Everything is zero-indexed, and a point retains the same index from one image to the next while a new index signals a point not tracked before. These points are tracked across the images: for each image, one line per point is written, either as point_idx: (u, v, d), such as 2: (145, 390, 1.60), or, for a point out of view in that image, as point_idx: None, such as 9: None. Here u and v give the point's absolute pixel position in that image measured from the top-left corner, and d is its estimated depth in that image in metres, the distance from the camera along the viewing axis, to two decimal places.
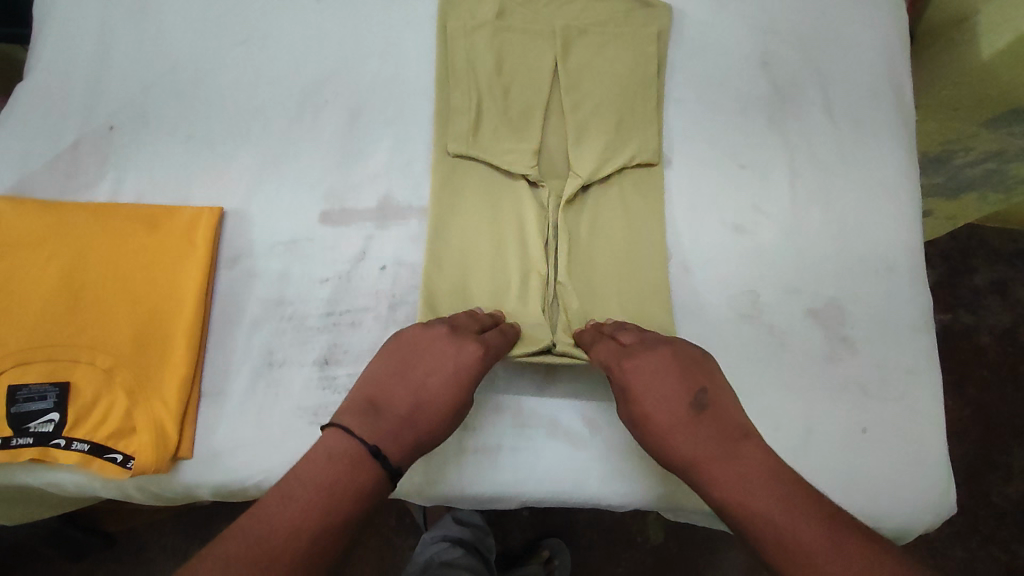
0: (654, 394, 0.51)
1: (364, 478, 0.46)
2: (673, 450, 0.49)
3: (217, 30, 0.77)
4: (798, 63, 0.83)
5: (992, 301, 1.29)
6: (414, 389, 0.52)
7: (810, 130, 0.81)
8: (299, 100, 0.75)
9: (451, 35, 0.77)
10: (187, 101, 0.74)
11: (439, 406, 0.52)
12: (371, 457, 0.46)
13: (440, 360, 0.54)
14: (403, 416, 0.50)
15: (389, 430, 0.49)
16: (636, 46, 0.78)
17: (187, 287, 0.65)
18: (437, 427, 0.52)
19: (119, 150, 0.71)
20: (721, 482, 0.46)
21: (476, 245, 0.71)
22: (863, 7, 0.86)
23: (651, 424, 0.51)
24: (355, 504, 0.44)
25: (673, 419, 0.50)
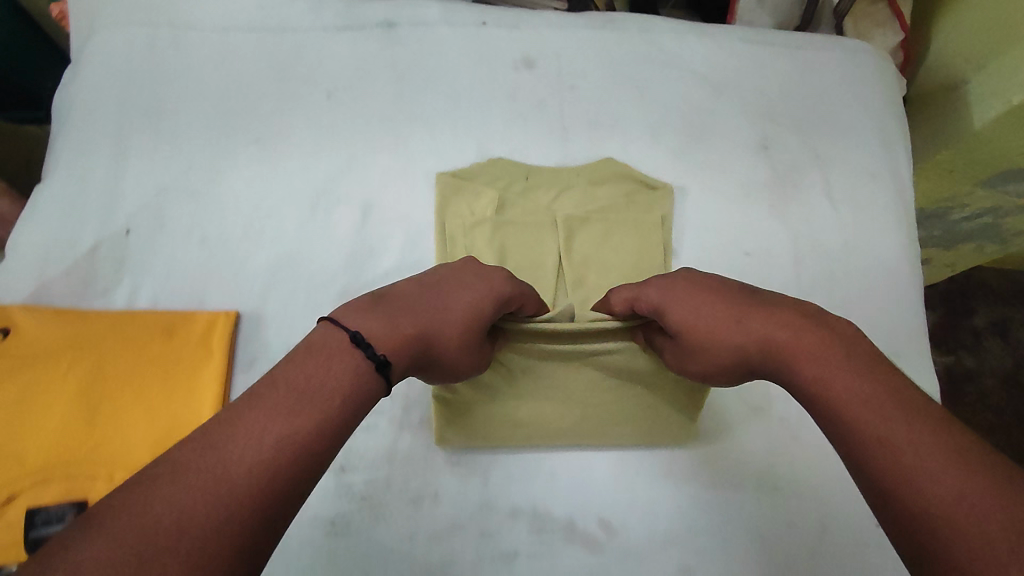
0: (703, 302, 0.56)
1: (348, 359, 0.46)
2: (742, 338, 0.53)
3: (230, 128, 0.78)
4: (800, 146, 0.85)
5: (993, 343, 1.32)
6: (432, 301, 0.55)
7: (812, 214, 0.82)
8: (312, 199, 0.76)
9: (450, 235, 0.75)
10: (201, 201, 0.75)
11: (451, 321, 0.55)
12: (353, 346, 0.46)
13: (461, 283, 0.57)
14: (411, 312, 0.53)
15: (392, 316, 0.51)
16: (640, 234, 0.78)
17: (204, 395, 0.66)
18: (443, 332, 0.54)
19: (136, 254, 0.72)
20: (796, 353, 0.50)
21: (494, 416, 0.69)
22: (858, 90, 0.88)
23: (703, 329, 0.55)
24: (333, 399, 0.43)
25: (727, 313, 0.55)
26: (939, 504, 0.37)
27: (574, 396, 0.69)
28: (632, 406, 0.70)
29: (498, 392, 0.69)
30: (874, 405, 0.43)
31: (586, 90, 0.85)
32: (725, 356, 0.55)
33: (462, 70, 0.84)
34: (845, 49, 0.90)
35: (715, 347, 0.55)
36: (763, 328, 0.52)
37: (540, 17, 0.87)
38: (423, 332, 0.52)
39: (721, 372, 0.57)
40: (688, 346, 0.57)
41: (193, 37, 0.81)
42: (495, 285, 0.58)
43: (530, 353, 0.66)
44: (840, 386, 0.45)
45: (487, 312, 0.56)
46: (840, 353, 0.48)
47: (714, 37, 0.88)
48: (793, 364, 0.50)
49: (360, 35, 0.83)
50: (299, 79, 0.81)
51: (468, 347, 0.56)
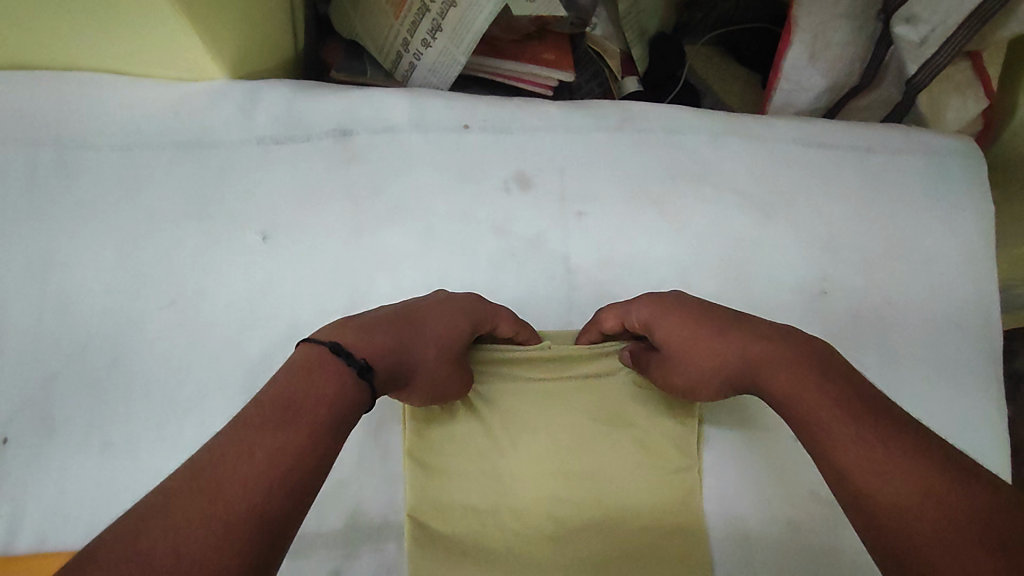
0: (686, 316, 0.53)
1: (337, 371, 0.42)
2: (731, 359, 0.49)
3: (137, 288, 0.61)
4: (864, 290, 0.67)
5: None
6: (415, 313, 0.51)
7: (881, 382, 0.65)
8: (246, 382, 0.60)
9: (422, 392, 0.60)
10: (101, 391, 0.58)
11: (434, 332, 0.51)
12: (332, 355, 0.43)
13: (440, 305, 0.53)
14: (390, 326, 0.48)
15: (370, 328, 0.47)
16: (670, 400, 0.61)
17: None
18: (428, 341, 0.50)
19: (17, 475, 0.56)
20: (777, 368, 0.46)
21: (476, 489, 0.58)
22: (939, 209, 0.70)
23: (685, 343, 0.52)
24: (330, 410, 0.40)
25: (711, 326, 0.51)
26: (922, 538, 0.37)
27: (581, 469, 0.58)
28: (654, 478, 0.59)
29: (484, 463, 0.58)
30: (830, 418, 0.43)
31: (595, 217, 0.66)
32: (714, 373, 0.51)
33: (438, 194, 0.65)
34: (927, 152, 0.71)
35: (704, 359, 0.51)
36: (749, 341, 0.49)
37: (538, 118, 0.68)
38: (406, 344, 0.48)
39: (712, 390, 0.52)
40: (676, 356, 0.52)
41: (86, 160, 0.62)
42: (476, 305, 0.56)
43: (515, 392, 0.59)
44: (810, 407, 0.44)
45: (465, 328, 0.53)
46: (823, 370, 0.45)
47: (759, 141, 0.69)
48: (777, 385, 0.46)
49: (305, 149, 0.65)
50: (226, 213, 0.63)
51: (451, 359, 0.52)
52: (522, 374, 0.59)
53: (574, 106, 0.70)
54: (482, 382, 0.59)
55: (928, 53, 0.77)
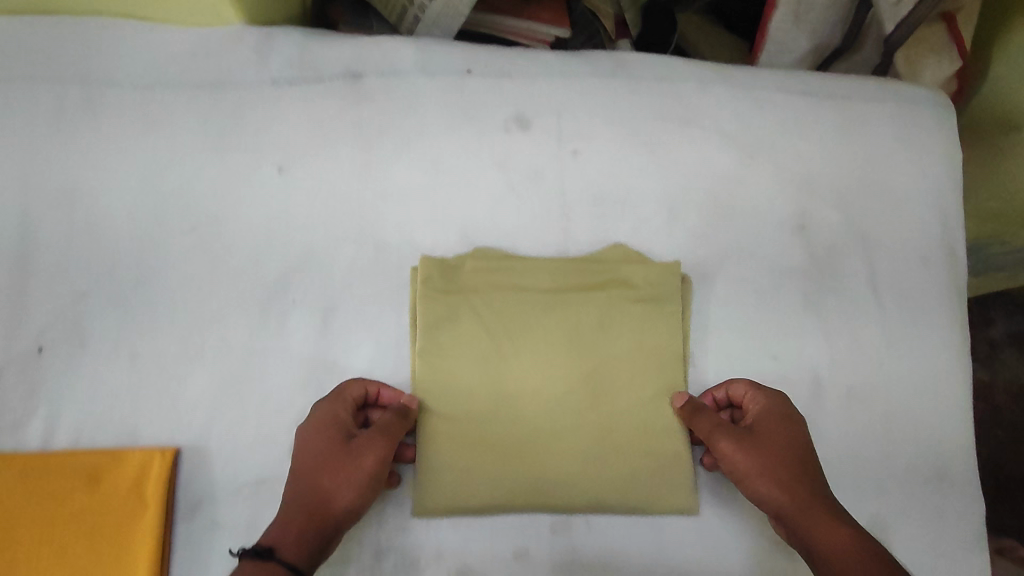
0: (790, 438, 0.60)
1: (253, 572, 0.51)
2: (787, 494, 0.57)
3: (160, 213, 0.65)
4: (840, 226, 0.72)
5: (1010, 355, 1.21)
6: (299, 464, 0.58)
7: (852, 310, 0.70)
8: (264, 302, 0.64)
9: (425, 301, 0.65)
10: (128, 309, 0.63)
11: (302, 539, 0.53)
12: (255, 555, 0.52)
13: (303, 488, 0.56)
14: (294, 504, 0.55)
15: (282, 521, 0.54)
16: (655, 314, 0.66)
17: (140, 557, 0.57)
18: (318, 480, 0.56)
19: (50, 381, 0.61)
20: (821, 520, 0.55)
21: (477, 389, 0.63)
22: (912, 151, 0.74)
23: (773, 447, 0.59)
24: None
25: (801, 463, 0.59)
26: None
27: (576, 377, 0.64)
28: (641, 381, 0.65)
29: (488, 369, 0.64)
30: (862, 562, 0.51)
31: (589, 156, 0.71)
32: (783, 479, 0.58)
33: (443, 134, 0.70)
34: (901, 100, 0.76)
35: (777, 462, 0.58)
36: (818, 487, 0.58)
37: (536, 64, 0.72)
38: (305, 498, 0.56)
39: (766, 487, 0.58)
40: (760, 448, 0.59)
41: (109, 94, 0.66)
42: (318, 457, 0.57)
43: (517, 303, 0.65)
44: (844, 546, 0.53)
45: (323, 497, 0.55)
46: (856, 543, 0.53)
47: (744, 88, 0.74)
48: (826, 526, 0.54)
49: (317, 89, 0.69)
50: (243, 147, 0.67)
51: (345, 471, 0.56)
52: (524, 287, 0.66)
53: (571, 55, 0.74)
54: (488, 292, 0.66)
55: (904, 11, 0.82)
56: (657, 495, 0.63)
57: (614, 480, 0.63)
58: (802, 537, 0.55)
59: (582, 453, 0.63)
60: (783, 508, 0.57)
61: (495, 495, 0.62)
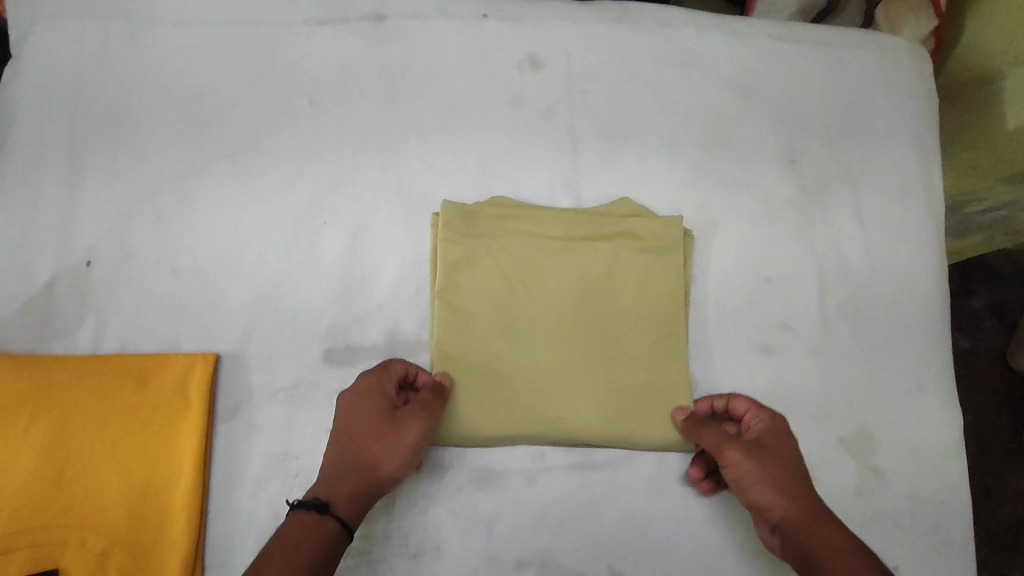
0: (788, 451, 0.62)
1: (310, 526, 0.54)
2: (787, 509, 0.58)
3: (201, 141, 0.70)
4: (828, 161, 0.78)
5: (990, 324, 1.23)
6: (347, 429, 0.60)
7: (840, 237, 0.76)
8: (297, 223, 0.69)
9: (446, 244, 0.69)
10: (171, 228, 0.67)
11: (349, 497, 0.56)
12: (312, 510, 0.55)
13: (349, 447, 0.59)
14: (339, 468, 0.58)
15: (331, 479, 0.57)
16: (658, 262, 0.71)
17: (182, 453, 0.60)
18: (365, 447, 0.58)
19: (98, 291, 0.65)
20: (824, 535, 0.56)
21: (493, 329, 0.68)
22: (892, 94, 0.81)
23: (773, 459, 0.60)
24: (319, 553, 0.53)
25: (799, 478, 0.60)
26: None
27: (585, 320, 0.69)
28: (646, 325, 0.69)
29: (503, 310, 0.68)
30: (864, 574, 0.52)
31: (597, 95, 0.76)
32: (787, 492, 0.59)
33: (461, 73, 0.75)
34: (882, 48, 0.82)
35: (780, 474, 0.59)
36: (816, 503, 0.59)
37: (548, 10, 0.78)
38: (353, 461, 0.58)
39: (771, 498, 0.59)
40: (767, 457, 0.60)
41: (153, 31, 0.71)
42: (364, 420, 0.60)
43: (532, 254, 0.70)
44: (845, 556, 0.54)
45: (371, 461, 0.58)
46: (860, 559, 0.54)
47: (739, 35, 0.80)
48: (825, 536, 0.56)
49: (344, 29, 0.74)
50: (279, 82, 0.72)
51: (391, 444, 0.59)
52: (538, 237, 0.70)
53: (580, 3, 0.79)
54: (505, 238, 0.70)
55: None
56: (659, 430, 0.67)
57: (619, 418, 0.67)
58: (803, 548, 0.56)
59: (588, 386, 0.67)
60: (786, 519, 0.58)
61: (504, 423, 0.65)
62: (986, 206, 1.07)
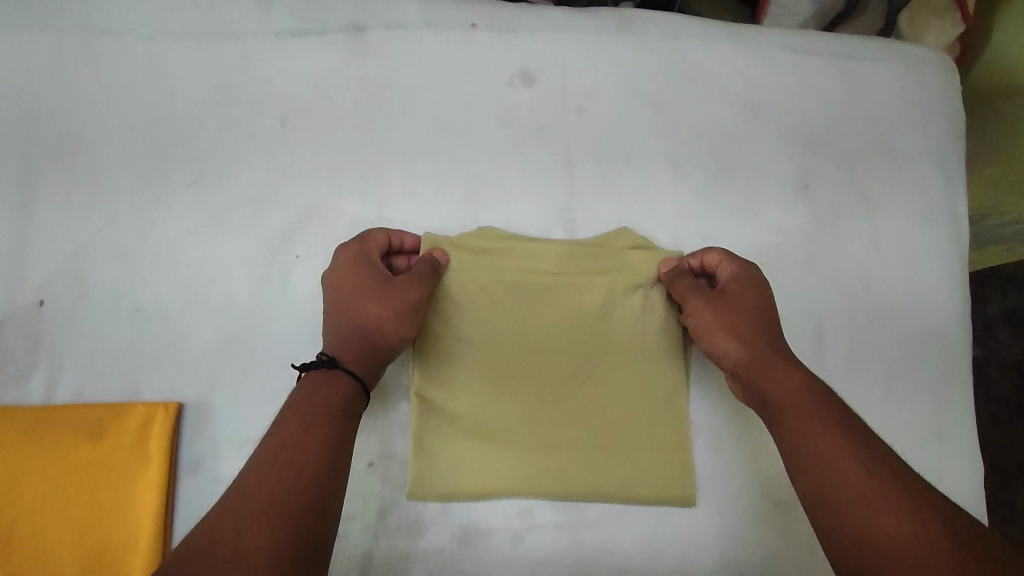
0: (755, 300, 0.60)
1: (320, 382, 0.50)
2: (741, 355, 0.57)
3: (162, 166, 0.64)
4: (844, 186, 0.72)
5: (1005, 332, 1.15)
6: (340, 301, 0.57)
7: (854, 271, 0.70)
8: (267, 257, 0.63)
9: None
10: (131, 263, 0.62)
11: (359, 354, 0.53)
12: (323, 367, 0.51)
13: (349, 314, 0.56)
14: (341, 333, 0.55)
15: (335, 344, 0.54)
16: (657, 307, 0.65)
17: (141, 513, 0.56)
18: (364, 308, 0.56)
19: (52, 334, 0.60)
20: (776, 374, 0.54)
21: (472, 373, 0.63)
22: (915, 113, 0.74)
23: (734, 306, 0.59)
24: (339, 410, 0.49)
25: (762, 324, 0.58)
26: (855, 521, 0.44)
27: (576, 364, 0.64)
28: (639, 374, 0.64)
29: (489, 354, 0.63)
30: (809, 410, 0.50)
31: (595, 114, 0.70)
32: (745, 336, 0.57)
33: (446, 88, 0.69)
34: (906, 61, 0.76)
35: (741, 320, 0.58)
36: (777, 345, 0.57)
37: (542, 19, 0.71)
38: (355, 322, 0.55)
39: (728, 342, 0.58)
40: (728, 305, 0.59)
41: (110, 45, 0.65)
42: (355, 284, 0.57)
43: (518, 292, 0.64)
44: (798, 395, 0.52)
45: (374, 319, 0.55)
46: (814, 398, 0.51)
47: (751, 47, 0.74)
48: (782, 374, 0.54)
49: (319, 42, 0.68)
50: (248, 100, 0.66)
51: (393, 301, 0.56)
52: (526, 273, 0.65)
53: (578, 10, 0.73)
54: (490, 273, 0.64)
55: None
56: (646, 488, 0.63)
57: (603, 473, 0.62)
58: (755, 388, 0.55)
59: (578, 440, 0.63)
60: (740, 363, 0.57)
61: (489, 481, 0.61)
62: (1009, 221, 0.95)
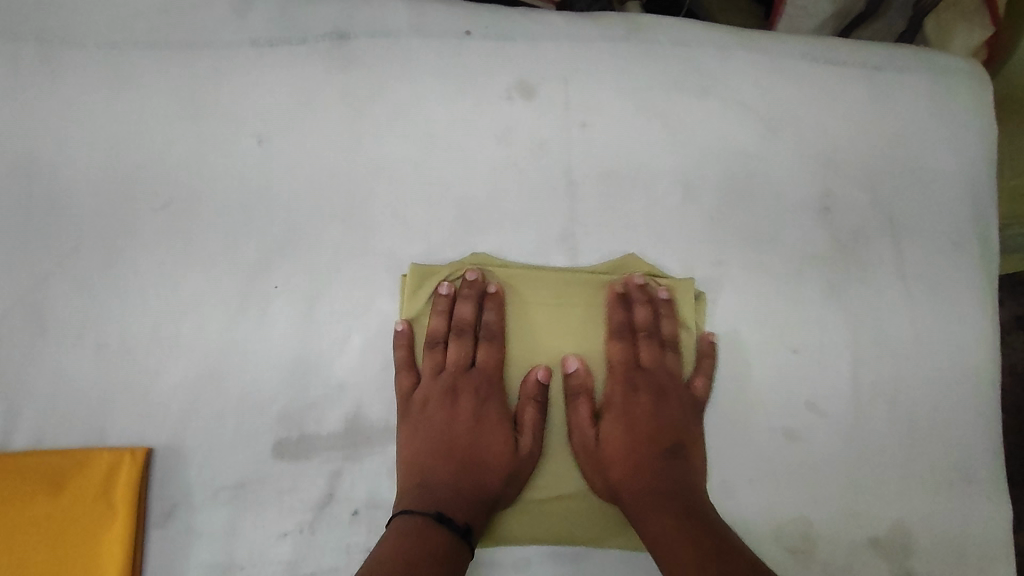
0: (656, 400, 0.61)
1: (426, 543, 0.51)
2: (630, 496, 0.57)
3: (130, 188, 0.59)
4: (867, 208, 0.67)
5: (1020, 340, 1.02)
6: (428, 424, 0.58)
7: (878, 300, 0.65)
8: (244, 288, 0.59)
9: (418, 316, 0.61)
10: (95, 294, 0.57)
11: (468, 449, 0.58)
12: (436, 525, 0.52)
13: (439, 435, 0.58)
14: (431, 451, 0.57)
15: (427, 481, 0.56)
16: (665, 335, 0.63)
17: (105, 569, 0.52)
18: (450, 421, 0.59)
19: (10, 372, 0.56)
20: (651, 517, 0.54)
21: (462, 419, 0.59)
22: (944, 128, 0.69)
23: (640, 414, 0.60)
24: (430, 565, 0.49)
25: (645, 474, 0.57)
26: (665, 546, 0.52)
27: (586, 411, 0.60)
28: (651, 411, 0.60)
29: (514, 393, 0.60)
30: (682, 548, 0.51)
31: (599, 130, 0.65)
32: (643, 479, 0.57)
33: (438, 102, 0.63)
34: (936, 70, 0.70)
35: (637, 459, 0.58)
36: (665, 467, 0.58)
37: (542, 26, 0.66)
38: (447, 447, 0.58)
39: (618, 461, 0.58)
40: (637, 408, 0.60)
41: (73, 56, 0.60)
42: (439, 403, 0.59)
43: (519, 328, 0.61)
44: (667, 532, 0.52)
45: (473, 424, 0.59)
46: (682, 538, 0.51)
47: (767, 56, 0.68)
48: (652, 514, 0.54)
49: (301, 52, 0.62)
50: (223, 116, 0.61)
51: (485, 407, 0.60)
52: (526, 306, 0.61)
53: (580, 15, 0.67)
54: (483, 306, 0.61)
55: None
56: None
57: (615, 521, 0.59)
58: (635, 511, 0.55)
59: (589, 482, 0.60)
60: (607, 457, 0.58)
61: (569, 525, 0.59)
62: None
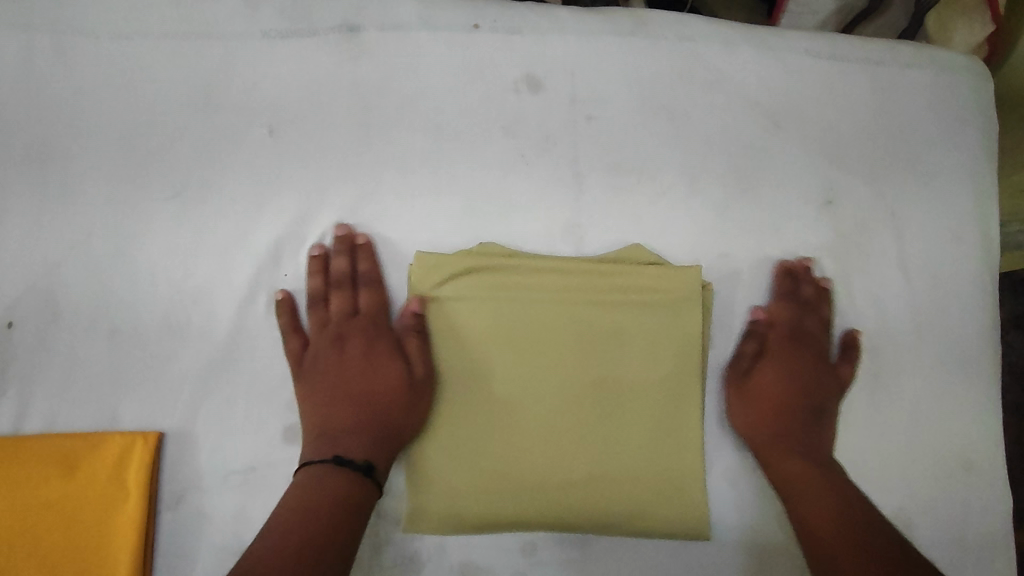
0: (799, 368, 0.64)
1: (334, 486, 0.52)
2: (760, 445, 0.61)
3: (142, 177, 0.60)
4: (869, 202, 0.68)
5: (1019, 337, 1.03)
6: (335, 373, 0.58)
7: (879, 292, 0.66)
8: (254, 276, 0.59)
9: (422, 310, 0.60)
10: (107, 281, 0.58)
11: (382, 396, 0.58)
12: (336, 468, 0.53)
13: (353, 383, 0.58)
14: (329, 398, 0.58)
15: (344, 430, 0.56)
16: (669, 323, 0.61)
17: (117, 551, 0.52)
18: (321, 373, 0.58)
19: (22, 358, 0.56)
20: (784, 463, 0.59)
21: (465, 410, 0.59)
22: (945, 123, 0.70)
23: (770, 375, 0.64)
24: (337, 511, 0.51)
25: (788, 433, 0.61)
26: (796, 492, 0.57)
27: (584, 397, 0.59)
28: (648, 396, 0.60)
29: (469, 353, 0.59)
30: (822, 495, 0.56)
31: (605, 123, 0.66)
32: (760, 429, 0.61)
33: (446, 94, 0.64)
34: (938, 66, 0.71)
35: (766, 413, 0.62)
36: (806, 426, 0.62)
37: (548, 19, 0.67)
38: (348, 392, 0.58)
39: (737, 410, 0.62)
40: (784, 366, 0.64)
41: (85, 47, 0.61)
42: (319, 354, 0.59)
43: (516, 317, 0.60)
44: (807, 481, 0.57)
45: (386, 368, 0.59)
46: (827, 489, 0.57)
47: (771, 50, 0.69)
48: (784, 462, 0.59)
49: (311, 44, 0.63)
50: (234, 106, 0.62)
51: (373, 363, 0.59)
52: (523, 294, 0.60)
53: (586, 10, 0.68)
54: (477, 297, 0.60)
55: None
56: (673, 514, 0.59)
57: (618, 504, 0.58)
58: (773, 460, 0.60)
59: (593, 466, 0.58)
60: (760, 411, 0.62)
61: (568, 508, 0.58)
62: None
